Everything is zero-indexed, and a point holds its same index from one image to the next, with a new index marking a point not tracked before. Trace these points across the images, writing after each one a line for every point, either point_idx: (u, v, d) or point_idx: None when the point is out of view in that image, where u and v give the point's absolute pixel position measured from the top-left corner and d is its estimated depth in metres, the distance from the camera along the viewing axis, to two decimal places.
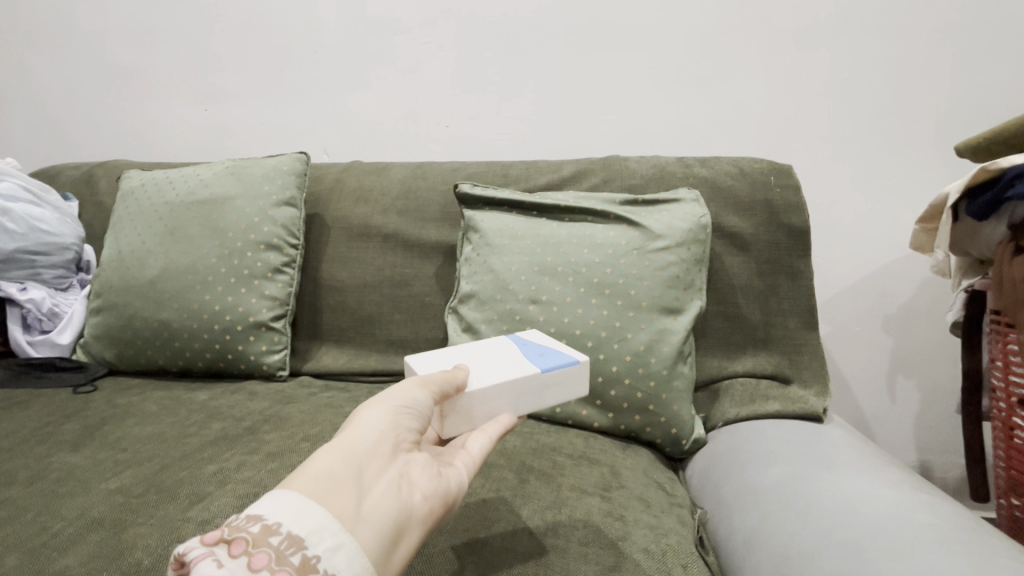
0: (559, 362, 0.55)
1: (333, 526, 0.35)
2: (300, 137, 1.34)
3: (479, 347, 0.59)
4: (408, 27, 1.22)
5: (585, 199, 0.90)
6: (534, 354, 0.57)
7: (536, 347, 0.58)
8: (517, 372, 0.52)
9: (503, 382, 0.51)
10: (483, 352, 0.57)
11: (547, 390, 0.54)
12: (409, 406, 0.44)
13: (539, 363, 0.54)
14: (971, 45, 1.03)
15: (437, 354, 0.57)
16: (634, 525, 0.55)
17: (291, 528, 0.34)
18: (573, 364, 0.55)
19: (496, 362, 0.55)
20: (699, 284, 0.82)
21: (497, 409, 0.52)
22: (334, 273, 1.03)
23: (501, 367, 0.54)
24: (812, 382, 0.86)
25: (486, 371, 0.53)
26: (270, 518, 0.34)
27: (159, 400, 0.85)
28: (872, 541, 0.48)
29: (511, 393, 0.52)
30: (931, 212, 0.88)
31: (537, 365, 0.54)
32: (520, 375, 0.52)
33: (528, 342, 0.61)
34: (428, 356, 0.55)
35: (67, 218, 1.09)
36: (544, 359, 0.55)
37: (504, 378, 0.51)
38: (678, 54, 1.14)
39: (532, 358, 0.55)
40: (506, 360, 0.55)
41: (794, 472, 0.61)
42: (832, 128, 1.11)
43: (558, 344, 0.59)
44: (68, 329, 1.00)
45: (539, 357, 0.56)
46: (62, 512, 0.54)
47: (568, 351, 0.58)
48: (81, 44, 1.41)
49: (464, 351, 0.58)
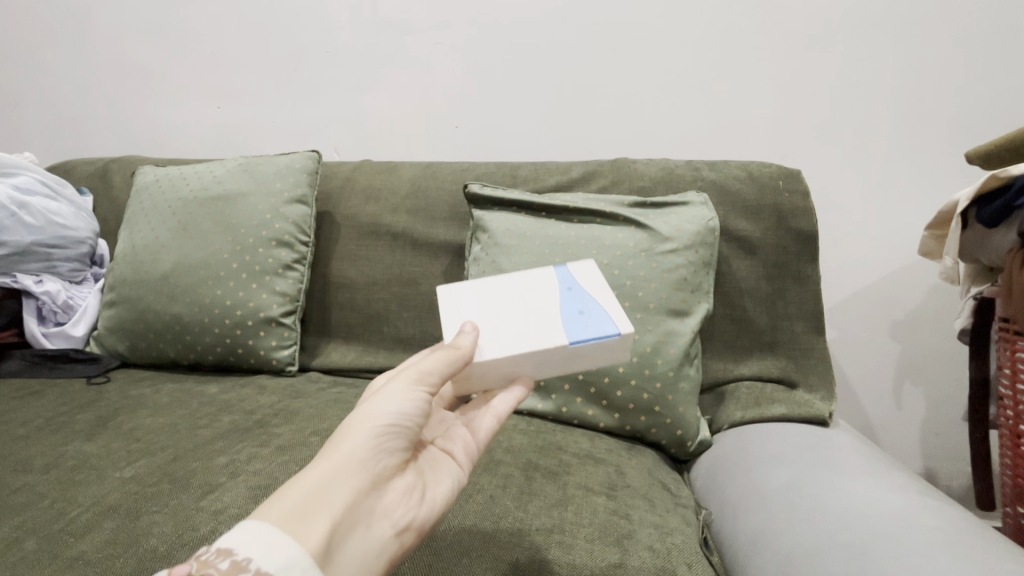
0: (592, 335, 0.52)
1: (304, 561, 0.36)
2: (312, 136, 1.36)
3: (522, 293, 0.57)
4: (420, 28, 1.24)
5: (594, 201, 0.90)
6: (575, 312, 0.54)
7: (577, 311, 0.55)
8: (541, 343, 0.51)
9: (524, 351, 0.51)
10: (519, 305, 0.56)
11: (575, 357, 0.54)
12: (397, 420, 0.44)
13: (570, 335, 0.52)
14: (982, 52, 1.03)
15: (474, 299, 0.57)
16: (639, 523, 0.56)
17: (260, 564, 0.35)
18: (607, 339, 0.52)
19: (525, 321, 0.54)
20: (706, 287, 0.82)
21: (522, 368, 0.53)
22: (343, 271, 1.04)
23: (528, 328, 0.53)
24: (819, 386, 0.86)
25: (510, 334, 0.53)
26: (240, 553, 0.36)
27: (170, 392, 0.86)
28: (878, 542, 0.48)
29: (536, 361, 0.52)
30: (940, 219, 0.88)
31: (565, 334, 0.52)
32: (547, 344, 0.51)
33: (577, 290, 0.57)
34: (462, 306, 0.56)
35: (82, 213, 1.10)
36: (581, 323, 0.53)
37: (527, 347, 0.51)
38: (687, 58, 1.14)
39: (566, 321, 0.53)
40: (537, 319, 0.54)
41: (800, 475, 0.61)
42: (839, 132, 1.11)
43: (605, 301, 0.55)
44: (82, 322, 1.02)
45: (575, 321, 0.53)
46: (78, 499, 0.55)
47: (610, 314, 0.54)
48: (96, 42, 1.43)
49: (501, 296, 0.57)
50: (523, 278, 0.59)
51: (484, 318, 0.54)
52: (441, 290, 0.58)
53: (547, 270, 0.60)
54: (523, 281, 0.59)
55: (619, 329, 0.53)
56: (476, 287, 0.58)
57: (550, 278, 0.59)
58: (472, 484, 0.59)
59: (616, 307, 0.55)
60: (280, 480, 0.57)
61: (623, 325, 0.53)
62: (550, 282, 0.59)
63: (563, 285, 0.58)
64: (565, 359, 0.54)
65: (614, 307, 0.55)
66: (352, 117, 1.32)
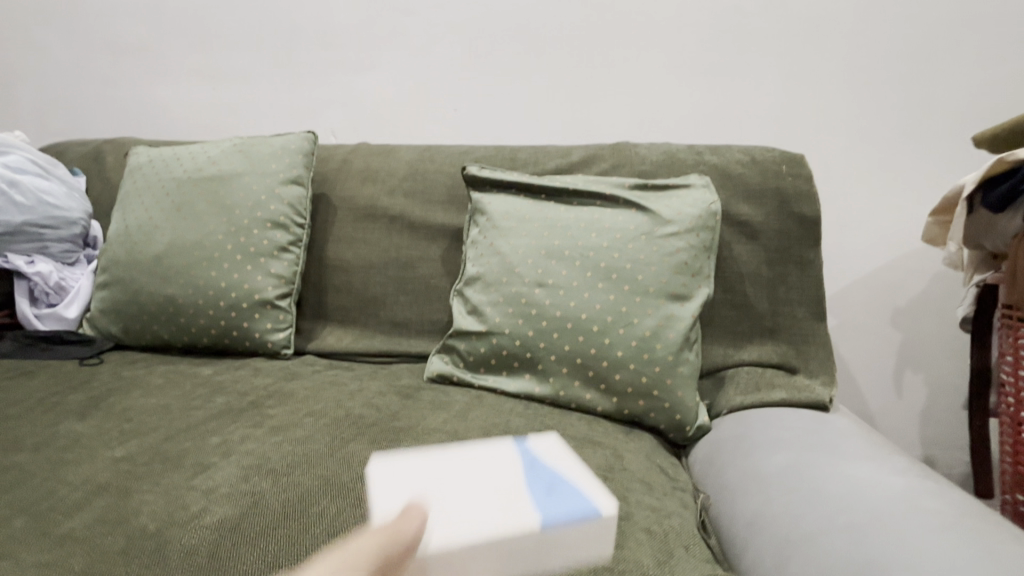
0: (570, 513, 0.32)
1: None
2: (308, 118, 1.33)
3: (475, 469, 0.35)
4: (419, 9, 1.22)
5: (594, 184, 0.89)
6: (543, 492, 0.33)
7: (549, 484, 0.34)
8: (500, 529, 0.31)
9: (473, 542, 0.30)
10: (473, 478, 0.34)
11: (543, 556, 0.32)
12: None
13: (537, 515, 0.32)
14: (988, 37, 1.02)
15: (408, 474, 0.34)
16: (637, 506, 0.55)
17: None
18: (589, 523, 0.32)
19: (476, 495, 0.33)
20: (707, 271, 0.81)
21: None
22: (340, 254, 1.03)
23: (481, 503, 0.32)
24: (819, 372, 0.85)
25: (453, 516, 0.31)
26: None
27: (163, 374, 0.85)
28: (879, 525, 0.47)
29: (486, 557, 0.31)
30: (943, 205, 0.88)
31: (531, 518, 0.31)
32: (502, 533, 0.31)
33: (547, 463, 0.36)
34: (396, 481, 0.33)
35: (75, 192, 1.08)
36: (549, 507, 0.32)
37: (473, 537, 0.30)
38: (691, 40, 1.12)
39: (536, 496, 0.33)
40: (493, 495, 0.33)
41: (800, 458, 0.60)
42: (844, 117, 1.10)
43: (587, 480, 0.35)
44: (75, 303, 1.00)
45: (547, 498, 0.33)
46: (68, 478, 0.54)
47: (592, 484, 0.34)
48: (89, 21, 1.41)
49: (445, 467, 0.35)
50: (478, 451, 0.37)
51: (422, 490, 0.33)
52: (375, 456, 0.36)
53: (506, 446, 0.37)
54: (476, 452, 0.37)
55: (602, 510, 0.32)
56: (419, 453, 0.36)
57: (514, 457, 0.36)
58: None
59: (594, 475, 0.35)
60: (273, 461, 0.56)
61: (609, 505, 0.33)
62: (515, 458, 0.36)
63: (530, 459, 0.36)
64: (527, 562, 0.31)
65: (595, 482, 0.35)
66: (349, 100, 1.30)
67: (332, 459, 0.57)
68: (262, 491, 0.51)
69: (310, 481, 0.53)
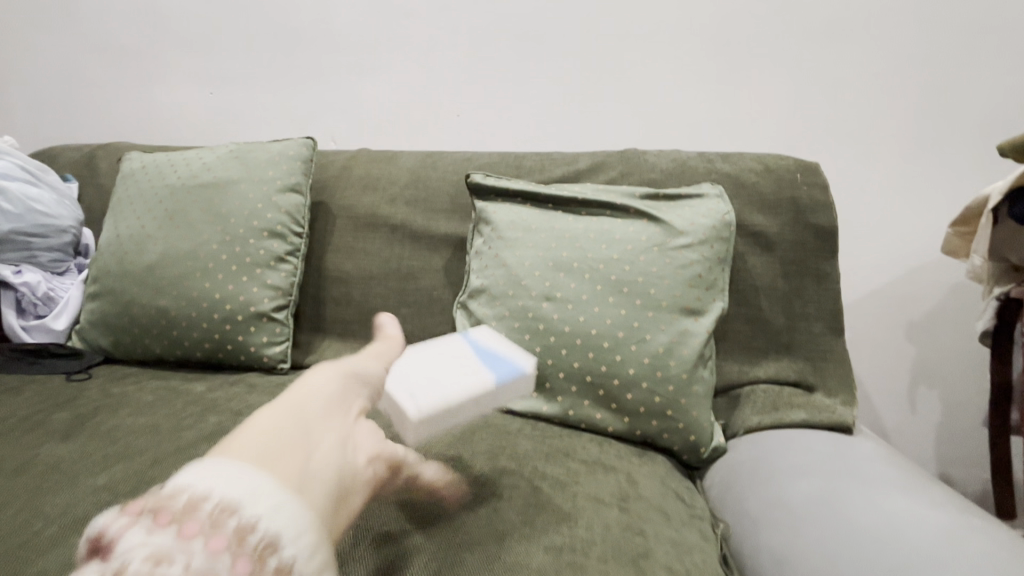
0: (503, 370, 0.54)
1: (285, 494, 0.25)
2: (308, 123, 1.30)
3: (439, 362, 0.54)
4: (421, 11, 1.19)
5: (603, 192, 0.86)
6: (491, 362, 0.55)
7: (494, 359, 0.56)
8: (464, 389, 0.51)
9: (450, 392, 0.50)
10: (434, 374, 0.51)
11: (499, 392, 0.53)
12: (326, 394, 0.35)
13: (488, 372, 0.53)
14: (1008, 42, 0.99)
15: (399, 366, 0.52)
16: (655, 540, 0.51)
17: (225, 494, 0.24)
18: (519, 374, 0.54)
19: (449, 370, 0.53)
20: (722, 285, 0.78)
21: (454, 413, 0.50)
22: (339, 264, 1.00)
23: (450, 376, 0.52)
24: (838, 391, 0.81)
25: (433, 384, 0.51)
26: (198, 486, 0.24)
27: (154, 390, 0.81)
28: (923, 569, 0.44)
29: (465, 399, 0.51)
30: (966, 216, 0.84)
31: (486, 375, 0.53)
32: (470, 386, 0.51)
33: (490, 354, 0.56)
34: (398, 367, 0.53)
35: (65, 199, 1.05)
36: (497, 367, 0.54)
37: (455, 388, 0.51)
38: (700, 44, 1.09)
39: (482, 365, 0.54)
40: (460, 371, 0.53)
41: (828, 486, 0.57)
42: (858, 124, 1.07)
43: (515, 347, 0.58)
44: (63, 315, 0.97)
45: (493, 368, 0.54)
46: (45, 510, 0.51)
47: (520, 354, 0.57)
48: (83, 23, 1.38)
49: (423, 358, 0.54)
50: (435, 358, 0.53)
51: (408, 373, 0.51)
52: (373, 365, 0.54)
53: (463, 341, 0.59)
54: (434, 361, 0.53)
55: (525, 364, 0.55)
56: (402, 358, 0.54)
57: (466, 349, 0.57)
58: (475, 494, 0.54)
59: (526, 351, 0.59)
60: None
61: (529, 360, 0.56)
62: (466, 354, 0.56)
63: (484, 351, 0.57)
64: (488, 400, 0.52)
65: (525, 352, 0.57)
66: (350, 105, 1.27)
67: None
68: None
69: None
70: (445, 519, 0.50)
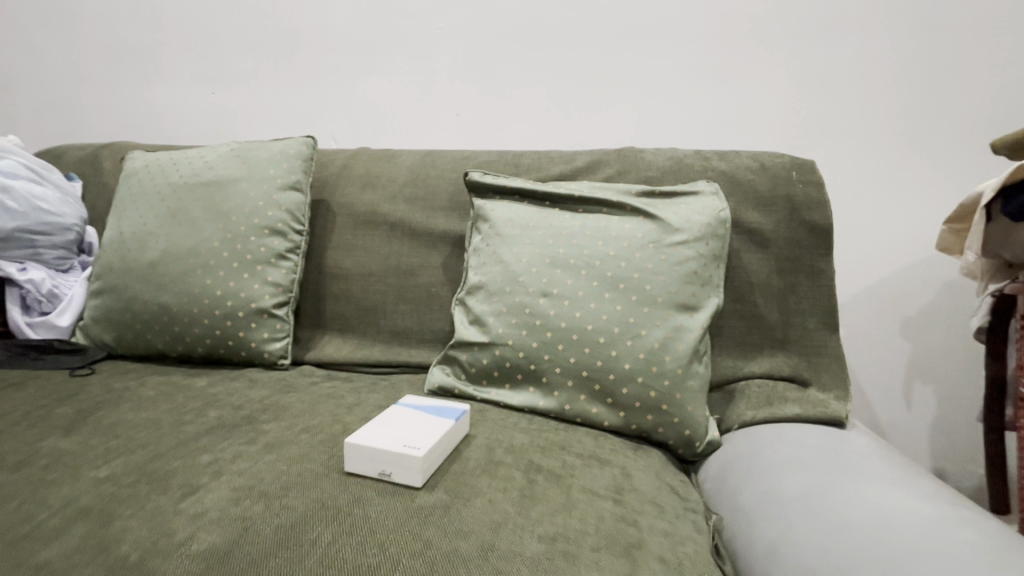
0: (454, 411, 0.64)
1: None
2: (307, 122, 1.31)
3: (402, 424, 0.60)
4: (420, 12, 1.20)
5: (600, 190, 0.87)
6: (439, 412, 0.65)
7: (438, 411, 0.65)
8: (443, 428, 0.60)
9: (435, 434, 0.58)
10: (405, 430, 0.58)
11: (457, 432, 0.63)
12: None
13: (445, 415, 0.63)
14: (1001, 41, 1.00)
15: (376, 436, 0.57)
16: (648, 531, 0.52)
17: None
18: (464, 410, 0.65)
19: (417, 425, 0.60)
20: (717, 281, 0.79)
21: (438, 455, 0.57)
22: (338, 261, 1.01)
23: (426, 426, 0.60)
24: (832, 386, 0.82)
25: (416, 435, 0.57)
26: None
27: (156, 385, 0.82)
28: (909, 557, 0.44)
29: (444, 441, 0.59)
30: (960, 212, 0.85)
31: (449, 418, 0.63)
32: (446, 427, 0.60)
33: (432, 409, 0.65)
34: (373, 435, 0.57)
35: (69, 198, 1.07)
36: (445, 413, 0.64)
37: (436, 431, 0.58)
38: (695, 44, 1.11)
39: (430, 418, 0.62)
40: (424, 422, 0.61)
41: (820, 480, 0.58)
42: (853, 122, 1.08)
43: (446, 402, 0.68)
44: (68, 311, 0.98)
45: (445, 412, 0.64)
46: (48, 501, 0.51)
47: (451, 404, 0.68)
48: (88, 25, 1.40)
49: (389, 425, 0.60)
50: (394, 424, 0.60)
51: (390, 436, 0.56)
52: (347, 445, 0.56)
53: (406, 406, 0.66)
54: (394, 424, 0.60)
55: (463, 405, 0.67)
56: (367, 428, 0.58)
57: (413, 408, 0.65)
58: (471, 486, 0.55)
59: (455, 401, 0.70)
60: (265, 483, 0.54)
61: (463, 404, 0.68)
62: (415, 410, 0.64)
63: (427, 408, 0.66)
64: (454, 437, 0.62)
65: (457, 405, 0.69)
66: (349, 104, 1.28)
67: (328, 480, 0.54)
68: (252, 516, 0.48)
69: (303, 505, 0.50)
70: (441, 509, 0.50)
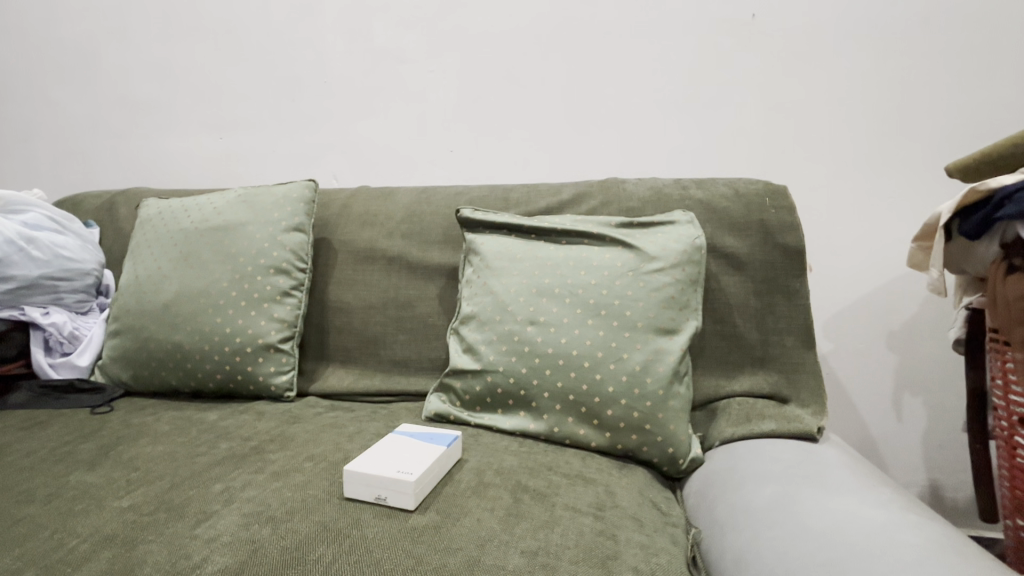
0: (447, 439, 0.68)
1: None
2: (310, 163, 1.38)
3: (399, 452, 0.65)
4: (414, 58, 1.29)
5: (582, 222, 0.93)
6: (430, 439, 0.69)
7: (430, 437, 0.70)
8: (435, 454, 0.64)
9: (429, 461, 0.62)
10: (403, 458, 0.63)
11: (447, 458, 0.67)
12: None
13: (437, 442, 0.68)
14: (958, 68, 1.07)
15: (377, 462, 0.61)
16: (625, 544, 0.56)
17: None
18: (455, 438, 0.70)
19: (412, 452, 0.65)
20: (694, 304, 0.83)
21: (431, 480, 0.62)
22: (340, 295, 1.06)
23: (420, 454, 0.64)
24: (810, 402, 0.86)
25: (412, 462, 0.62)
26: None
27: (171, 420, 0.88)
28: (858, 558, 0.48)
29: (436, 466, 0.63)
30: (924, 231, 0.90)
31: (440, 445, 0.67)
32: (438, 454, 0.64)
33: (424, 437, 0.70)
34: (374, 461, 0.61)
35: (88, 245, 1.14)
36: (437, 440, 0.69)
37: (430, 458, 0.63)
38: (672, 78, 1.18)
39: (421, 445, 0.67)
40: (418, 448, 0.66)
41: (787, 491, 0.62)
42: (824, 146, 1.14)
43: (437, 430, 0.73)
44: (88, 352, 1.05)
45: (436, 440, 0.69)
46: (77, 530, 0.56)
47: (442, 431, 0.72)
48: (105, 79, 1.50)
49: (388, 452, 0.64)
50: (393, 452, 0.64)
51: (389, 463, 0.61)
52: (350, 470, 0.60)
53: (401, 434, 0.71)
54: (394, 453, 0.64)
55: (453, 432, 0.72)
56: (369, 455, 0.63)
57: (408, 437, 0.70)
58: (460, 508, 0.59)
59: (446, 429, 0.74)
60: (273, 508, 0.58)
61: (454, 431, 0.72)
62: (411, 439, 0.69)
63: (421, 436, 0.70)
64: (445, 462, 0.66)
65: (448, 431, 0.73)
66: (349, 145, 1.35)
67: (328, 505, 0.59)
68: (260, 539, 0.53)
69: (307, 528, 0.54)
70: (431, 528, 0.55)
